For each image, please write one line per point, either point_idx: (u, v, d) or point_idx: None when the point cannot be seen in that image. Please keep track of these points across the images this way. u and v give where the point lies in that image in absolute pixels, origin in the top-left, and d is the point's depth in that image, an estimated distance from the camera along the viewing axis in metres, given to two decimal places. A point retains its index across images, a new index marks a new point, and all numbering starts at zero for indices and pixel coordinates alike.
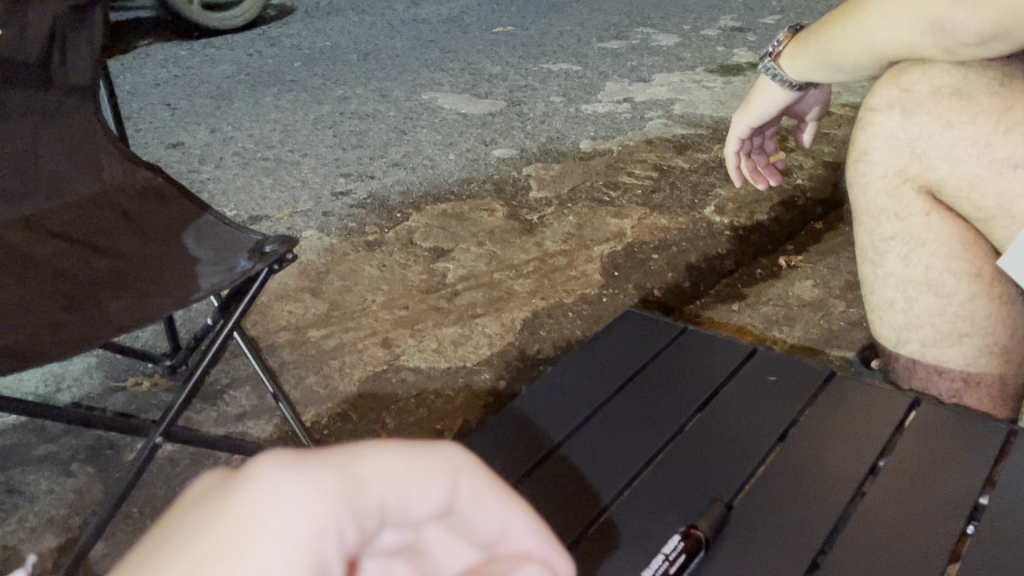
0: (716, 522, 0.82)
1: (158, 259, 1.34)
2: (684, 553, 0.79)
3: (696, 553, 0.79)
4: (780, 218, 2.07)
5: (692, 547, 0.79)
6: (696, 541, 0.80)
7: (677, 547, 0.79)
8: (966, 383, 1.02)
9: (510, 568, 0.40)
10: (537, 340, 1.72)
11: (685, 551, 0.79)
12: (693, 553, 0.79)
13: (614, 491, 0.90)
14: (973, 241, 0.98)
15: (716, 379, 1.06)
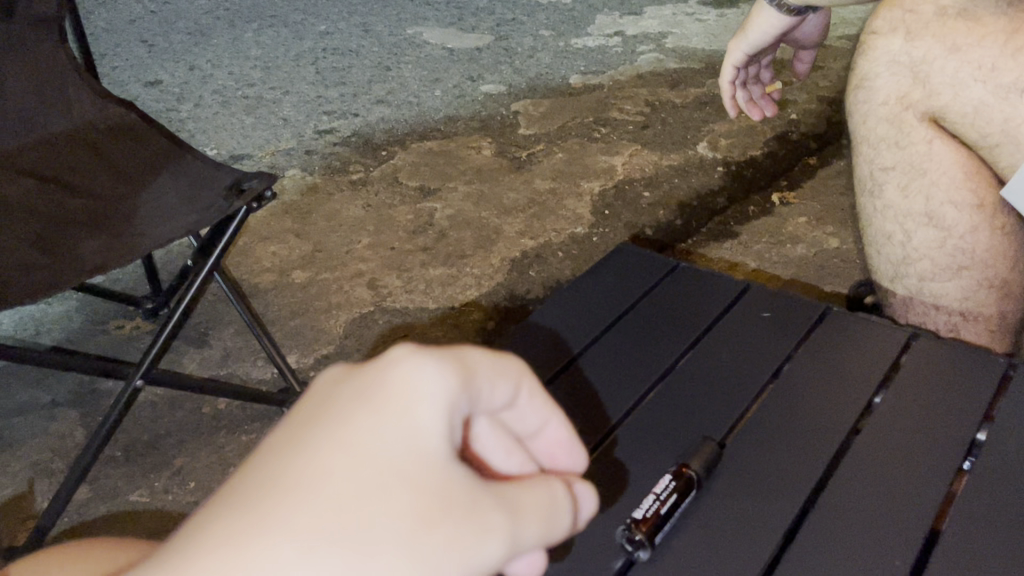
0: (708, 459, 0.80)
1: (133, 196, 1.30)
2: (675, 492, 0.75)
3: (686, 493, 0.76)
4: (774, 154, 2.02)
5: (682, 488, 0.76)
6: (685, 481, 0.77)
7: (667, 487, 0.76)
8: (964, 317, 1.00)
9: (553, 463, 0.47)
10: (526, 280, 1.68)
11: (676, 490, 0.76)
12: (683, 493, 0.76)
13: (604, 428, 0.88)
14: (976, 170, 0.96)
15: (710, 315, 1.03)
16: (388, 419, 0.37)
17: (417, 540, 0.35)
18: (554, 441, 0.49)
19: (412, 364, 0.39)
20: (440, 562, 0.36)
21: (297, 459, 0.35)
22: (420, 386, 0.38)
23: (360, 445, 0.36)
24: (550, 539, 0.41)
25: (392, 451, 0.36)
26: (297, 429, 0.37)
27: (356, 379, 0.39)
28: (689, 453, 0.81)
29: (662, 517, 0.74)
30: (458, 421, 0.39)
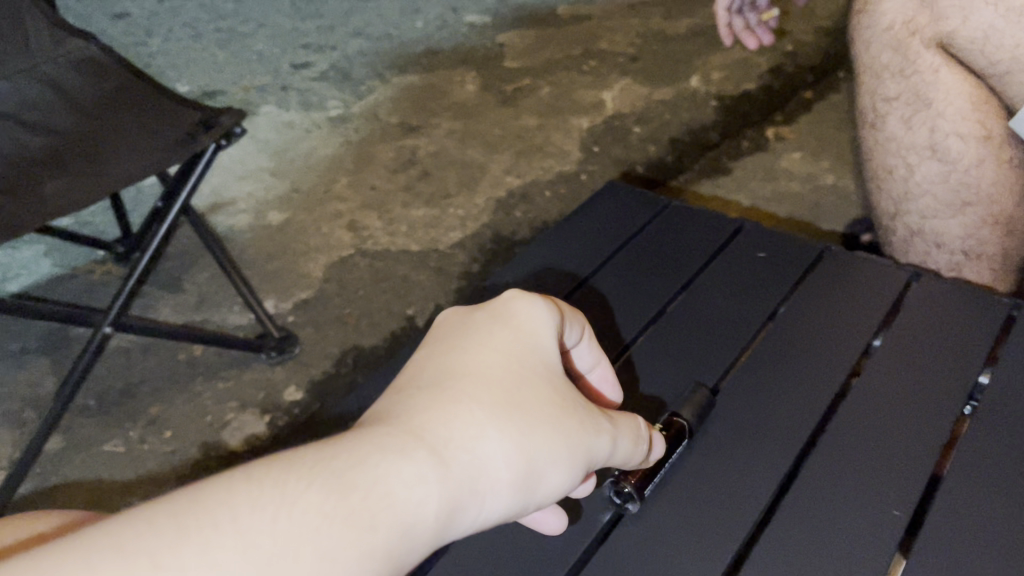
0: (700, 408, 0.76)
1: (94, 133, 1.23)
2: (665, 443, 0.71)
3: (676, 443, 0.72)
4: (769, 87, 1.95)
5: (672, 437, 0.72)
6: (677, 431, 0.73)
7: (657, 437, 0.72)
8: (966, 256, 0.96)
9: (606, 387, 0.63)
10: (512, 221, 1.63)
11: (666, 440, 0.72)
12: (674, 443, 0.72)
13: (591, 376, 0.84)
14: (984, 100, 0.90)
15: (702, 256, 0.99)
16: (513, 335, 0.55)
17: (551, 404, 0.52)
18: (601, 379, 0.66)
19: (519, 304, 0.58)
20: (567, 419, 0.52)
21: (464, 359, 0.53)
22: (528, 316, 0.57)
23: (500, 348, 0.54)
24: (626, 433, 0.58)
25: (521, 352, 0.54)
26: (454, 345, 0.55)
27: (485, 315, 0.57)
28: (681, 401, 0.77)
29: (651, 468, 0.70)
30: (557, 342, 0.57)
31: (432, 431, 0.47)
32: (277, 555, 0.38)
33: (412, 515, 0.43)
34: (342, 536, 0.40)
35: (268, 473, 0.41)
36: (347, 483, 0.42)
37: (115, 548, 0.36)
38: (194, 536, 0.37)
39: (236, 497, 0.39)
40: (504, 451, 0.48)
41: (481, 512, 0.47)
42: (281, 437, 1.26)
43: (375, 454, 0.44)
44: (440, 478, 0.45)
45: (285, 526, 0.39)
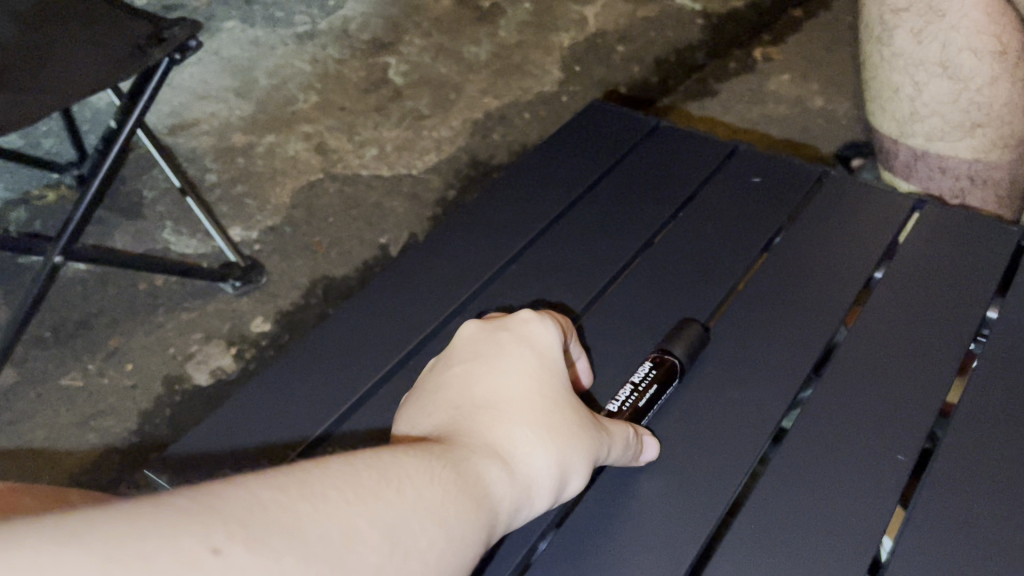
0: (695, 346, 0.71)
1: (36, 44, 1.14)
2: (655, 383, 0.67)
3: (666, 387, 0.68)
4: (757, 5, 1.86)
5: (664, 381, 0.68)
6: (669, 374, 0.68)
7: (647, 378, 0.68)
8: (971, 182, 0.92)
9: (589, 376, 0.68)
10: (489, 145, 1.55)
11: (657, 384, 0.67)
12: (664, 386, 0.68)
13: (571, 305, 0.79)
14: (1003, 12, 0.83)
15: (694, 182, 0.93)
16: (539, 355, 0.62)
17: (588, 417, 0.59)
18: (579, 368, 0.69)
19: (538, 325, 0.64)
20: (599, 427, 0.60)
21: (506, 373, 0.59)
22: (548, 339, 0.63)
23: (534, 366, 0.60)
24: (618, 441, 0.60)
25: (551, 370, 0.61)
26: (492, 361, 0.61)
27: (512, 333, 0.63)
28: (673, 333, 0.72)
29: (640, 411, 0.66)
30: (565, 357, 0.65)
31: (499, 444, 0.54)
32: (438, 516, 0.44)
33: (498, 511, 0.50)
34: (468, 514, 0.47)
35: (414, 456, 0.47)
36: (461, 475, 0.49)
37: (332, 485, 0.41)
38: (385, 488, 0.43)
39: (404, 468, 0.45)
40: (558, 459, 0.55)
41: (531, 512, 0.54)
42: (249, 370, 1.20)
43: (468, 458, 0.51)
44: (512, 482, 0.52)
45: (439, 495, 0.46)
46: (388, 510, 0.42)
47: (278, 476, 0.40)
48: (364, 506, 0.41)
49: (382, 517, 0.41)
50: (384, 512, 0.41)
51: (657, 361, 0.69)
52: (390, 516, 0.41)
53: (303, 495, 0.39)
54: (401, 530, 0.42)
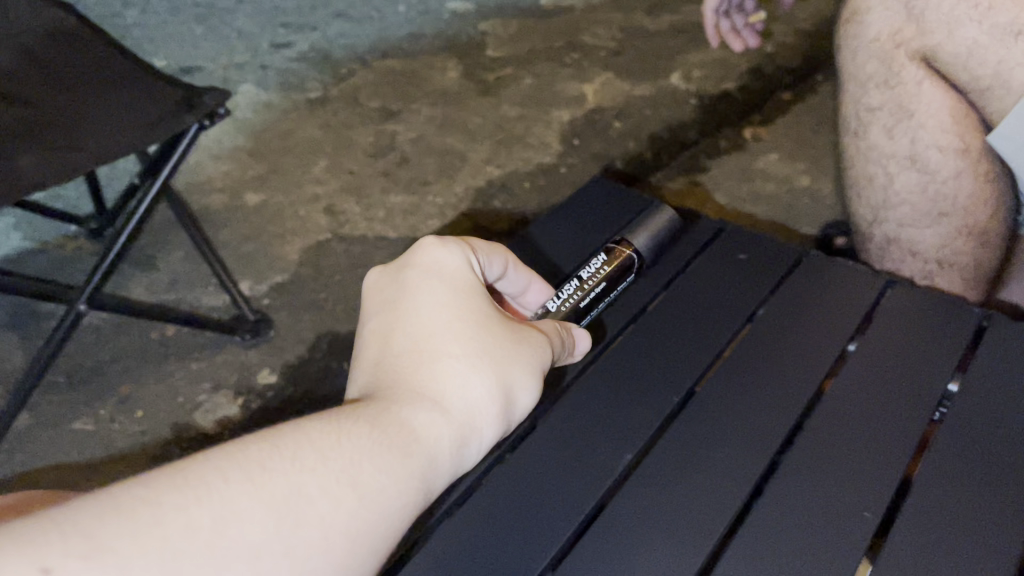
0: (653, 237, 0.95)
1: (72, 102, 1.21)
2: (602, 284, 0.89)
3: (623, 275, 0.91)
4: (748, 87, 1.95)
5: (621, 269, 0.91)
6: (625, 262, 0.91)
7: (604, 266, 0.90)
8: (938, 266, 1.01)
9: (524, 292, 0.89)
10: (490, 211, 1.63)
11: (613, 271, 0.90)
12: (619, 274, 0.91)
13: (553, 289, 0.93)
14: (963, 114, 0.93)
15: (684, 257, 1.01)
16: (443, 286, 0.73)
17: (496, 335, 0.71)
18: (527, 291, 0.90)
19: (435, 256, 0.75)
20: (517, 346, 0.71)
21: (420, 317, 0.71)
22: (444, 267, 0.75)
23: (439, 303, 0.72)
24: (539, 353, 0.73)
25: (456, 299, 0.72)
26: (402, 307, 0.72)
27: (414, 274, 0.74)
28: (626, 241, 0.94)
29: (577, 310, 0.86)
30: (473, 275, 0.76)
31: (429, 390, 0.66)
32: (345, 475, 0.55)
33: (437, 446, 0.62)
34: (390, 460, 0.58)
35: (315, 423, 0.57)
36: (385, 427, 0.60)
37: (214, 468, 0.50)
38: (274, 459, 0.53)
39: (297, 440, 0.55)
40: (484, 387, 0.67)
41: (479, 439, 0.67)
42: (255, 420, 1.25)
43: (393, 408, 0.62)
44: (445, 419, 0.64)
45: (341, 455, 0.56)
46: (273, 483, 0.51)
47: (153, 474, 0.49)
48: (244, 485, 0.50)
49: (270, 486, 0.51)
50: (268, 487, 0.51)
51: (617, 251, 0.91)
52: (277, 487, 0.51)
53: (179, 486, 0.48)
54: (290, 497, 0.51)
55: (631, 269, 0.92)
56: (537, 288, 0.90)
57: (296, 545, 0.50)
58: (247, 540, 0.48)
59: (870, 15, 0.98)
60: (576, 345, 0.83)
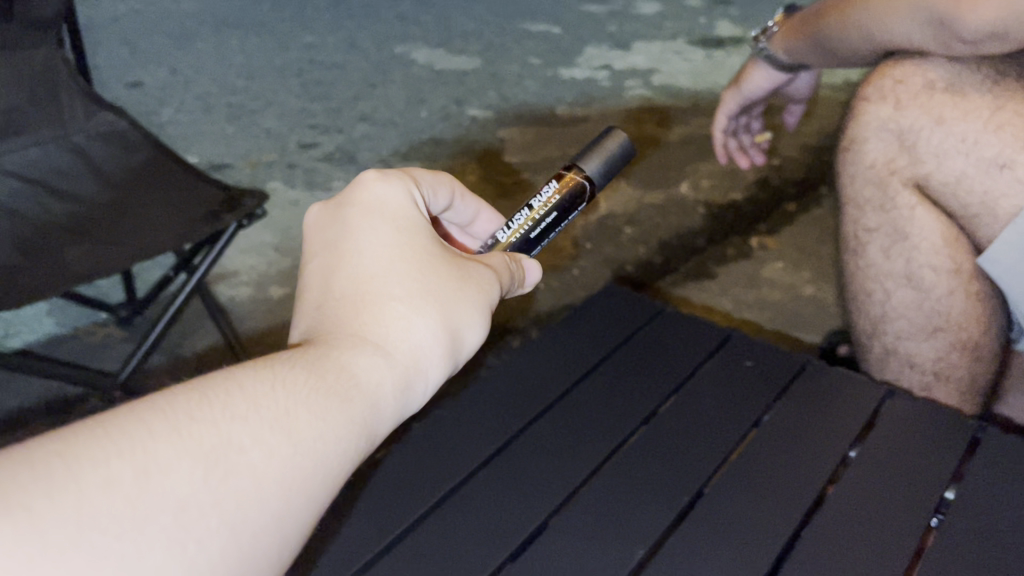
0: (608, 161, 0.88)
1: (123, 207, 1.30)
2: (554, 213, 0.87)
3: (577, 205, 0.88)
4: (754, 197, 2.04)
5: (573, 199, 0.88)
6: (577, 190, 0.88)
7: (555, 196, 0.87)
8: (936, 377, 1.06)
9: (475, 224, 0.97)
10: (505, 309, 1.69)
11: (565, 201, 0.87)
12: (571, 201, 0.88)
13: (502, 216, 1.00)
14: (955, 238, 1.02)
15: (693, 361, 1.06)
16: (386, 223, 0.74)
17: (441, 274, 0.72)
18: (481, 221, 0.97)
19: (376, 192, 0.76)
20: (463, 286, 0.73)
21: (362, 257, 0.71)
22: (386, 203, 0.76)
23: (382, 241, 0.73)
24: (486, 291, 0.75)
25: (400, 236, 0.73)
26: (344, 245, 0.73)
27: (355, 209, 0.75)
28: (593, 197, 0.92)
29: (526, 242, 0.88)
30: (417, 211, 0.77)
31: (373, 333, 0.67)
32: (280, 424, 0.56)
33: (380, 391, 0.63)
34: (329, 407, 0.59)
35: (246, 370, 0.58)
36: (322, 373, 0.61)
37: (139, 418, 0.50)
38: (200, 409, 0.53)
39: (225, 390, 0.55)
40: (430, 328, 0.69)
41: (427, 379, 0.68)
42: None
43: (333, 353, 0.63)
44: (391, 363, 0.65)
45: (275, 404, 0.57)
46: (199, 432, 0.52)
47: (72, 427, 0.49)
48: (167, 435, 0.50)
49: (195, 439, 0.51)
50: (194, 437, 0.51)
51: (567, 177, 0.87)
52: (204, 438, 0.52)
53: (98, 439, 0.48)
54: (218, 447, 0.52)
55: (585, 196, 0.89)
56: (486, 218, 0.97)
57: (227, 494, 0.51)
58: (172, 491, 0.49)
59: (867, 141, 1.09)
60: (527, 277, 0.88)
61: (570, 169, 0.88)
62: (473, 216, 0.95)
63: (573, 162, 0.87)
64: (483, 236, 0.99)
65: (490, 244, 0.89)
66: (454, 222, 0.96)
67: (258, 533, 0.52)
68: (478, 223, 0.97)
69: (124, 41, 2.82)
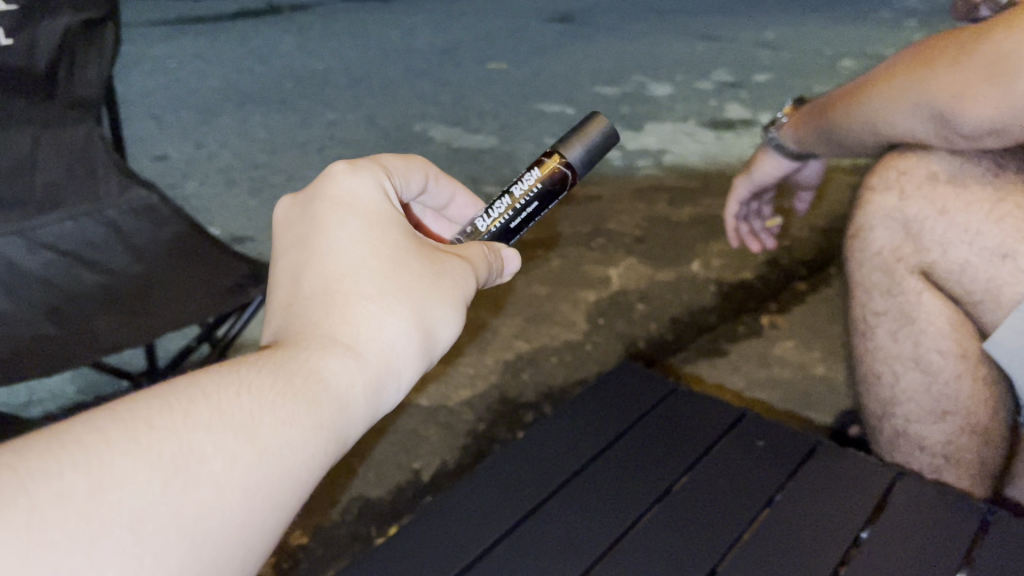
0: (589, 147, 0.92)
1: (153, 279, 1.35)
2: (535, 202, 0.91)
3: (557, 191, 0.92)
4: (764, 277, 2.08)
5: (554, 186, 0.91)
6: (558, 177, 0.91)
7: (536, 183, 0.91)
8: (946, 461, 1.09)
9: (452, 209, 1.01)
10: (519, 384, 1.72)
11: (546, 188, 0.91)
12: (551, 189, 0.92)
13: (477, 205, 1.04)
14: (961, 323, 1.06)
15: (706, 439, 1.08)
16: (357, 220, 0.75)
17: (414, 270, 0.73)
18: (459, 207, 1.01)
19: (347, 188, 0.77)
20: (435, 282, 0.74)
21: (332, 254, 0.72)
22: (356, 198, 0.77)
23: (353, 237, 0.74)
24: (459, 286, 0.76)
25: (371, 233, 0.74)
26: (314, 241, 0.74)
27: (325, 205, 0.76)
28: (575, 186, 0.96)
29: (506, 229, 0.91)
30: (388, 206, 0.78)
31: (344, 333, 0.68)
32: (243, 431, 0.57)
33: (349, 394, 0.64)
34: (295, 412, 0.60)
35: (209, 375, 0.59)
36: (288, 378, 0.62)
37: (97, 428, 0.52)
38: (158, 418, 0.54)
39: (187, 396, 0.56)
40: (401, 327, 0.70)
41: (400, 378, 0.70)
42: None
43: (301, 355, 0.64)
44: (361, 364, 0.66)
45: (239, 411, 0.58)
46: (158, 442, 0.53)
47: (29, 440, 0.50)
48: (124, 446, 0.51)
49: (154, 448, 0.52)
50: (152, 447, 0.52)
51: (548, 164, 0.90)
52: (164, 449, 0.53)
53: (53, 451, 0.49)
54: (179, 457, 0.53)
55: (565, 182, 0.92)
56: (463, 204, 1.02)
57: (187, 503, 0.52)
58: (129, 502, 0.50)
59: (874, 228, 1.14)
60: (506, 267, 0.90)
61: (551, 155, 0.91)
62: (449, 202, 0.99)
63: (555, 148, 0.91)
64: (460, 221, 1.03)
65: (467, 232, 0.91)
66: (430, 206, 0.99)
67: (219, 543, 0.54)
68: (454, 208, 1.01)
69: (152, 116, 2.92)
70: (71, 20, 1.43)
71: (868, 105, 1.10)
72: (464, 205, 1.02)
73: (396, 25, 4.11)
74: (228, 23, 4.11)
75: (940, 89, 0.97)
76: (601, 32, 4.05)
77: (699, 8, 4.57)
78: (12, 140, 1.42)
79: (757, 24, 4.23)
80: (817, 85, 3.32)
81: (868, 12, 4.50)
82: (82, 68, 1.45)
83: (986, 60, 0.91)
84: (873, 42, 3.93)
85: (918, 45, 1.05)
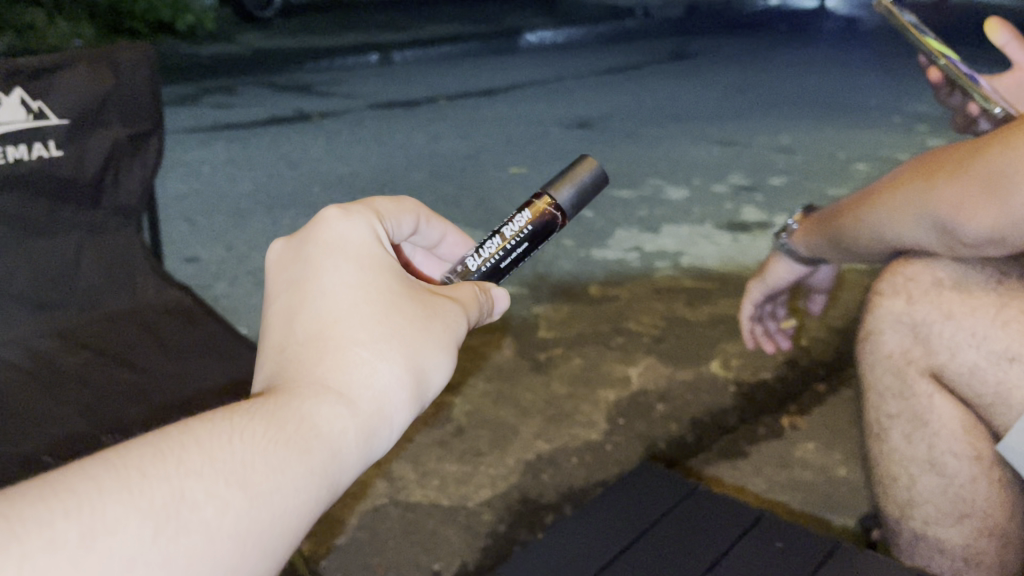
0: (579, 188, 0.94)
1: (183, 378, 1.41)
2: (525, 244, 0.94)
3: (548, 232, 0.94)
4: (783, 377, 2.10)
5: (544, 227, 0.94)
6: (547, 218, 0.94)
7: (527, 225, 0.93)
8: (966, 563, 1.12)
9: (444, 247, 1.05)
10: (539, 484, 1.73)
11: (536, 229, 0.94)
12: (541, 230, 0.94)
13: (468, 241, 1.06)
14: (973, 426, 1.10)
15: (726, 539, 1.09)
16: (349, 262, 0.77)
17: (406, 313, 0.75)
18: (452, 244, 1.05)
19: (339, 230, 0.80)
20: (427, 326, 0.76)
21: (323, 296, 0.74)
22: (348, 241, 0.79)
23: (346, 280, 0.75)
24: (452, 329, 0.78)
25: (364, 275, 0.76)
26: (306, 283, 0.76)
27: (316, 247, 0.78)
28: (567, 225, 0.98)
29: (496, 270, 0.94)
30: (379, 246, 0.81)
31: (337, 377, 0.70)
32: (234, 480, 0.60)
33: (340, 441, 0.67)
34: (287, 459, 0.63)
35: (201, 425, 0.62)
36: (279, 425, 0.65)
37: (89, 477, 0.55)
38: (149, 465, 0.58)
39: (179, 446, 0.60)
40: (394, 373, 0.72)
41: (394, 422, 0.72)
42: None
43: (294, 403, 0.67)
44: (353, 410, 0.69)
45: (230, 459, 0.61)
46: (149, 491, 0.56)
47: (26, 487, 0.54)
48: (116, 494, 0.55)
49: (143, 496, 0.56)
50: (143, 495, 0.56)
51: (538, 207, 0.93)
52: (155, 497, 0.56)
53: (48, 500, 0.53)
54: (169, 504, 0.57)
55: (555, 222, 0.95)
56: (454, 240, 1.04)
57: (177, 551, 0.55)
58: (117, 551, 0.53)
59: (883, 333, 1.17)
60: (496, 306, 0.92)
61: (540, 197, 0.94)
62: (441, 239, 1.02)
63: (544, 190, 0.93)
64: (451, 259, 1.06)
65: (458, 271, 0.95)
66: (421, 244, 1.02)
67: None
68: (446, 246, 1.04)
69: (185, 219, 3.03)
70: (121, 132, 1.46)
71: (875, 211, 1.15)
72: (456, 244, 1.05)
73: (421, 132, 4.26)
74: (261, 130, 4.27)
75: (942, 202, 1.02)
76: (619, 138, 4.17)
77: (714, 113, 4.70)
78: (59, 245, 1.47)
79: (771, 130, 4.34)
80: (831, 189, 3.38)
81: (882, 118, 4.60)
82: (127, 176, 1.50)
83: (986, 176, 0.96)
84: (886, 148, 4.01)
85: (923, 156, 1.10)
